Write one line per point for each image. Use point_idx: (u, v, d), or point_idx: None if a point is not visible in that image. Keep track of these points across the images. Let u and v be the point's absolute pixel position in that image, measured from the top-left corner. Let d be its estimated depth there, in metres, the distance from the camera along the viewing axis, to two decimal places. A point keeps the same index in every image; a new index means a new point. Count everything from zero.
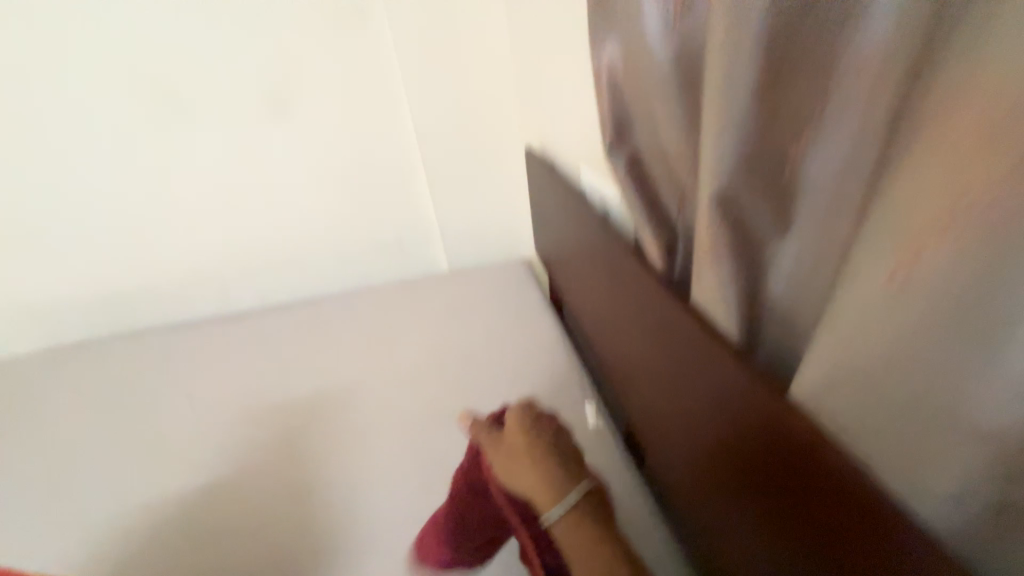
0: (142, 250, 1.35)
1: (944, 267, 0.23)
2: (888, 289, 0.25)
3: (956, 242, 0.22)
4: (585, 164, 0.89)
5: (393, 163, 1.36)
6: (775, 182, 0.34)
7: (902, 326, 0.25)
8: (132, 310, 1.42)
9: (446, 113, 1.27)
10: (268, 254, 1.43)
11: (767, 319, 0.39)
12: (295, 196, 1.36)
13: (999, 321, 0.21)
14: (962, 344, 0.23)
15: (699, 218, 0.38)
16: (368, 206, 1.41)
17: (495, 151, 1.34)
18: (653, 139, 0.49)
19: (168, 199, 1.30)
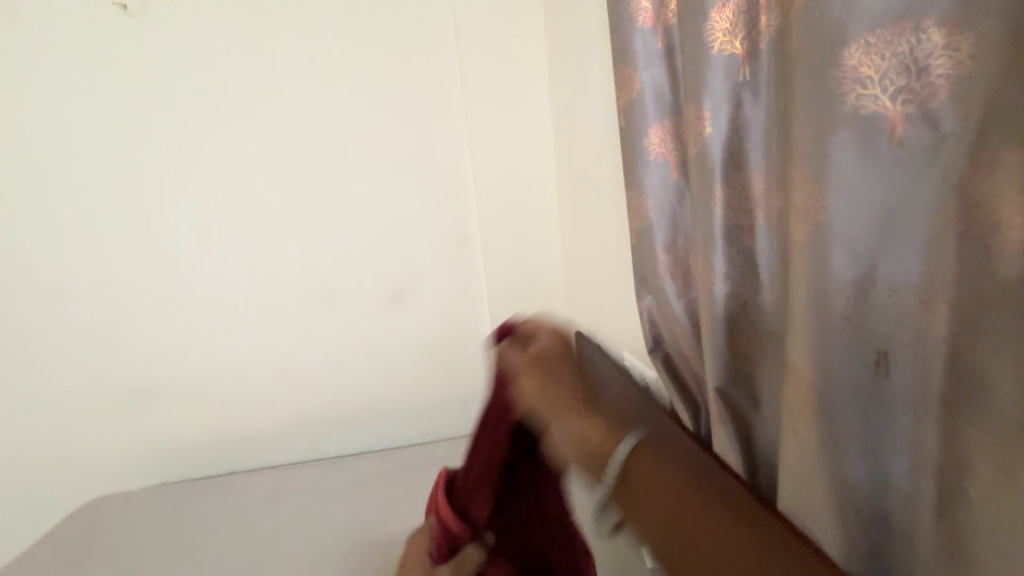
0: (262, 401, 1.68)
1: (807, 439, 0.48)
2: (793, 449, 0.49)
3: (809, 430, 0.47)
4: (625, 349, 1.23)
5: (468, 337, 1.75)
6: (748, 385, 0.64)
7: (805, 469, 0.48)
8: (236, 451, 1.69)
9: (513, 302, 1.70)
10: (358, 406, 1.73)
11: (761, 459, 0.66)
12: (390, 359, 1.72)
13: (839, 467, 0.45)
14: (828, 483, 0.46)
15: (711, 403, 0.67)
16: (442, 369, 1.76)
17: (549, 331, 1.73)
18: (677, 349, 0.81)
19: (294, 361, 1.67)
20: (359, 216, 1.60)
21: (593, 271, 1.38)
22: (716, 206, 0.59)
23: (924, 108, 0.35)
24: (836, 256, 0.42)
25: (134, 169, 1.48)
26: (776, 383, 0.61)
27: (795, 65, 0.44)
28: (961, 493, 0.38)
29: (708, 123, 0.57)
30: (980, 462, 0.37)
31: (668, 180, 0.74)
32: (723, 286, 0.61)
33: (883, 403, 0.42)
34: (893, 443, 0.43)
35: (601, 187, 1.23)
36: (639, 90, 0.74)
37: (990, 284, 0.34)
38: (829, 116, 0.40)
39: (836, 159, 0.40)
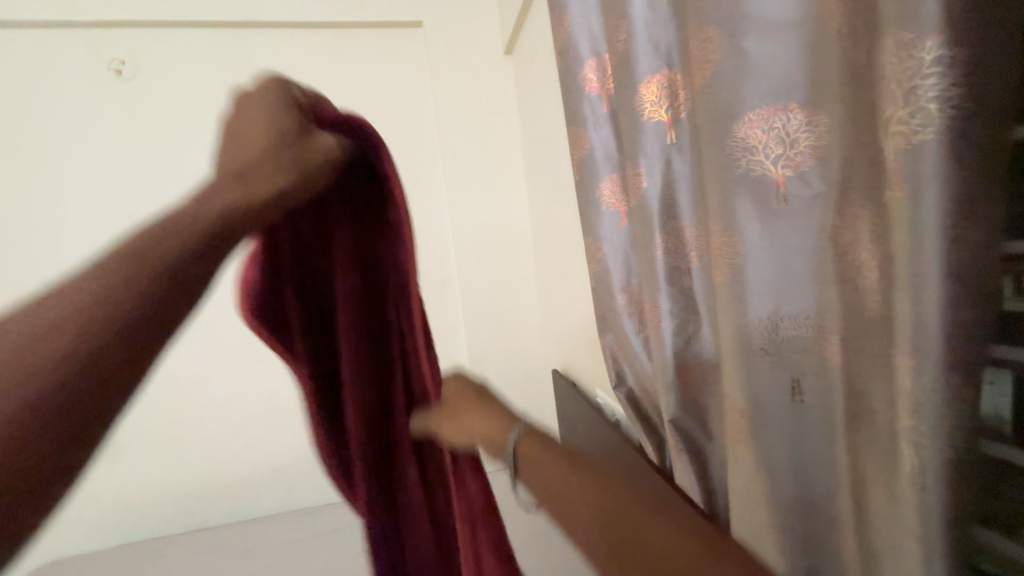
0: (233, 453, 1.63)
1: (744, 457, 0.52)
2: (735, 468, 0.54)
3: (746, 449, 0.52)
4: (598, 387, 1.26)
5: None
6: (699, 417, 0.68)
7: (746, 485, 0.53)
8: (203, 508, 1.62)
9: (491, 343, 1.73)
10: None
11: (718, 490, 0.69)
12: None
13: (773, 484, 0.49)
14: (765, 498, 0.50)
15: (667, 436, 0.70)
16: None
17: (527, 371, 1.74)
18: (638, 384, 0.84)
19: None
20: None
21: (565, 310, 1.43)
22: (657, 251, 0.66)
23: (799, 171, 0.42)
24: (752, 294, 0.48)
25: (119, 223, 1.52)
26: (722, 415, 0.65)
27: (701, 132, 0.51)
28: (868, 509, 0.42)
29: (643, 178, 0.65)
30: (874, 480, 0.41)
31: (621, 226, 0.81)
32: (669, 322, 0.66)
33: (801, 424, 0.47)
34: (814, 459, 0.47)
35: (569, 231, 1.31)
36: (589, 148, 0.83)
37: (863, 317, 0.40)
38: (729, 178, 0.47)
39: (741, 212, 0.47)
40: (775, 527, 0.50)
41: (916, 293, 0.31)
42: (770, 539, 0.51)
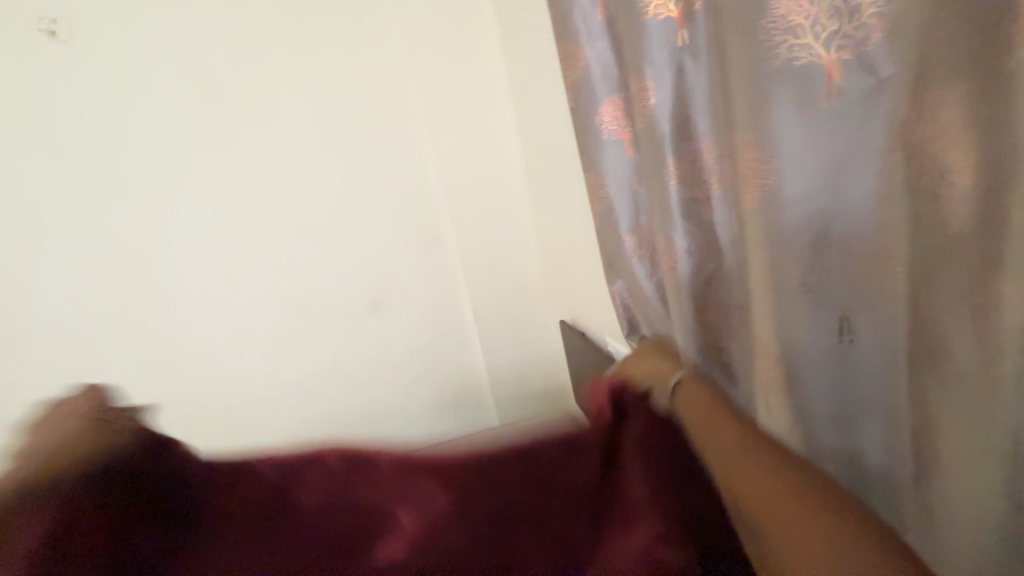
0: (242, 427, 1.61)
1: (780, 408, 0.47)
2: (768, 415, 0.48)
3: (781, 397, 0.46)
4: (609, 334, 1.19)
5: (456, 337, 1.68)
6: (721, 361, 0.61)
7: (785, 435, 0.48)
8: None
9: (496, 294, 1.64)
10: (346, 420, 1.67)
11: None
12: (375, 369, 1.64)
13: (817, 432, 0.45)
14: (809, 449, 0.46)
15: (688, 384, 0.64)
16: (429, 376, 1.69)
17: (535, 328, 1.67)
18: (653, 330, 0.77)
19: (274, 383, 1.60)
20: (327, 227, 1.54)
21: (571, 259, 1.33)
22: (671, 178, 0.56)
23: (859, 54, 0.33)
24: (790, 220, 0.39)
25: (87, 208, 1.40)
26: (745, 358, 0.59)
27: (723, 18, 0.40)
28: (931, 458, 0.37)
29: (651, 93, 0.54)
30: (943, 427, 0.35)
31: (626, 157, 0.70)
32: (686, 262, 0.58)
33: (845, 370, 0.41)
34: (862, 407, 0.42)
35: (569, 170, 1.19)
36: (584, 66, 0.71)
37: (943, 240, 0.32)
38: (761, 73, 0.37)
39: (777, 116, 0.37)
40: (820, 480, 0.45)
41: None
42: None
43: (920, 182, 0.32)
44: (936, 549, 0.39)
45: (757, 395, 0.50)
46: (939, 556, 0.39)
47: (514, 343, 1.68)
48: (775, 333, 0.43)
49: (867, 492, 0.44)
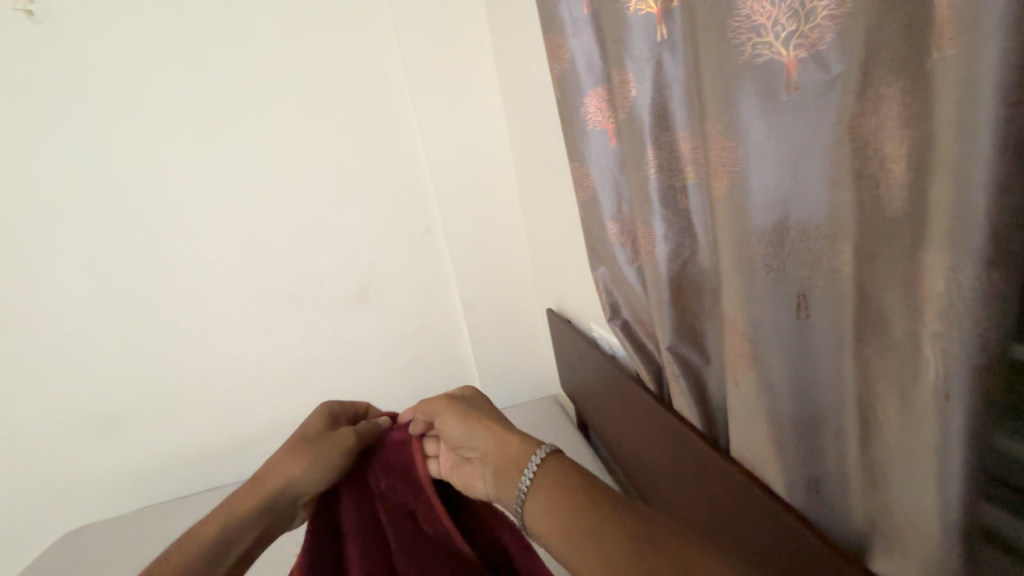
0: (231, 415, 1.62)
1: (744, 382, 0.50)
2: (734, 388, 0.52)
3: (746, 371, 0.50)
4: (594, 321, 1.23)
5: (445, 325, 1.70)
6: (695, 341, 0.65)
7: (748, 407, 0.51)
8: (215, 467, 1.63)
9: (484, 283, 1.66)
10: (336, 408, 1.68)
11: (717, 410, 0.68)
12: (364, 356, 1.66)
13: (775, 405, 0.48)
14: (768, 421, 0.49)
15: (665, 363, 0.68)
16: (418, 364, 1.70)
17: (523, 317, 1.71)
18: (634, 314, 0.80)
19: (263, 370, 1.61)
20: (316, 215, 1.54)
21: (558, 248, 1.37)
22: (650, 168, 0.59)
23: (815, 53, 0.36)
24: (756, 206, 0.43)
25: (71, 194, 1.39)
26: (717, 337, 0.63)
27: (697, 17, 0.43)
28: (875, 423, 0.40)
29: (631, 86, 0.57)
30: (885, 394, 0.39)
31: (609, 148, 0.73)
32: (663, 248, 0.61)
33: (802, 345, 0.45)
34: (817, 380, 0.46)
35: (556, 161, 1.22)
36: (570, 58, 0.73)
37: (884, 222, 0.36)
38: (730, 69, 0.40)
39: (743, 108, 0.41)
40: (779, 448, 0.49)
41: (961, 180, 0.28)
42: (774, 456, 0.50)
43: (865, 173, 0.36)
44: (877, 509, 0.42)
45: (726, 369, 0.53)
46: (880, 516, 0.42)
47: (502, 331, 1.71)
48: (744, 311, 0.47)
49: (819, 462, 0.47)
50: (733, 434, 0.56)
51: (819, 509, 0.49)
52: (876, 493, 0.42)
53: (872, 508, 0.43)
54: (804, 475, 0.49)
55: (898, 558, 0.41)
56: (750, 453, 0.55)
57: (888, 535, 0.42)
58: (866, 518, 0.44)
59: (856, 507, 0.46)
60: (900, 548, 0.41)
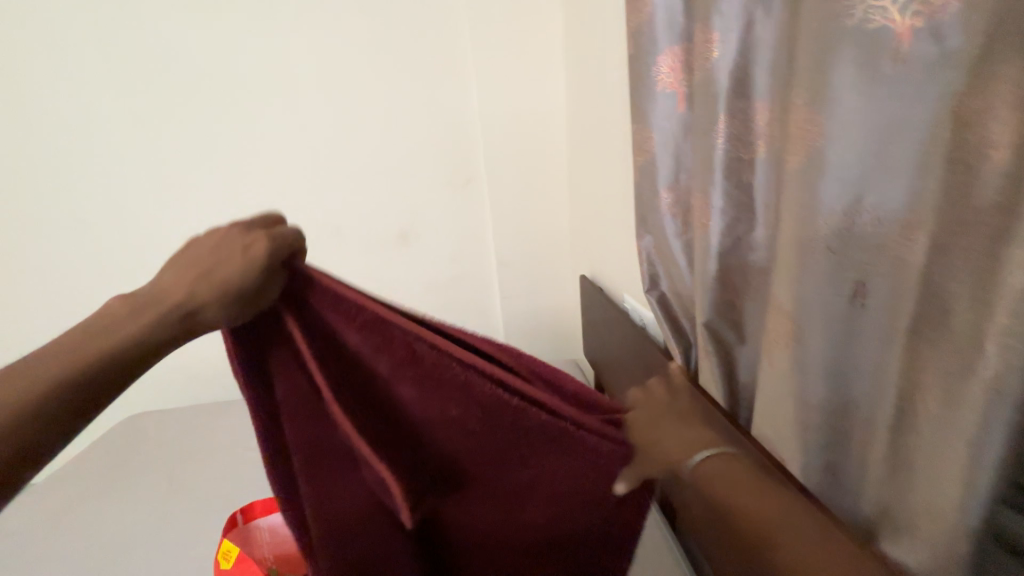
0: None
1: (779, 362, 0.51)
2: (768, 366, 0.53)
3: (783, 350, 0.50)
4: (627, 291, 1.23)
5: (477, 278, 1.73)
6: (734, 319, 0.65)
7: (778, 386, 0.52)
8: None
9: (520, 240, 1.67)
10: None
11: (743, 390, 0.69)
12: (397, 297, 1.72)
13: (807, 388, 0.48)
14: (795, 401, 0.50)
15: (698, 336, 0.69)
16: (447, 312, 1.75)
17: (554, 279, 1.72)
18: (673, 287, 0.80)
19: None
20: (366, 152, 1.56)
21: (601, 213, 1.35)
22: (719, 135, 0.57)
23: (932, 22, 0.33)
24: (827, 185, 0.42)
25: (144, 107, 1.46)
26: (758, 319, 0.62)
27: None
28: (910, 416, 0.41)
29: (716, 46, 0.55)
30: (928, 385, 0.39)
31: (677, 112, 0.71)
32: (719, 221, 0.60)
33: (847, 333, 0.45)
34: (854, 368, 0.46)
35: (615, 123, 1.18)
36: (650, 12, 0.70)
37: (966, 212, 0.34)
38: (832, 35, 0.39)
39: (838, 78, 0.39)
40: (802, 430, 0.50)
41: None
42: (795, 438, 0.51)
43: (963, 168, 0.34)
44: (891, 499, 0.43)
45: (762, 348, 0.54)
46: (893, 506, 0.43)
47: (532, 291, 1.73)
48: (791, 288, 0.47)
49: (842, 446, 0.48)
50: (757, 413, 0.57)
51: (830, 493, 0.50)
52: (893, 483, 0.43)
53: (885, 498, 0.44)
54: (823, 458, 0.49)
55: (900, 546, 0.43)
56: (771, 433, 0.56)
57: (900, 521, 0.43)
58: (875, 506, 0.45)
59: (867, 496, 0.47)
60: (907, 536, 0.42)
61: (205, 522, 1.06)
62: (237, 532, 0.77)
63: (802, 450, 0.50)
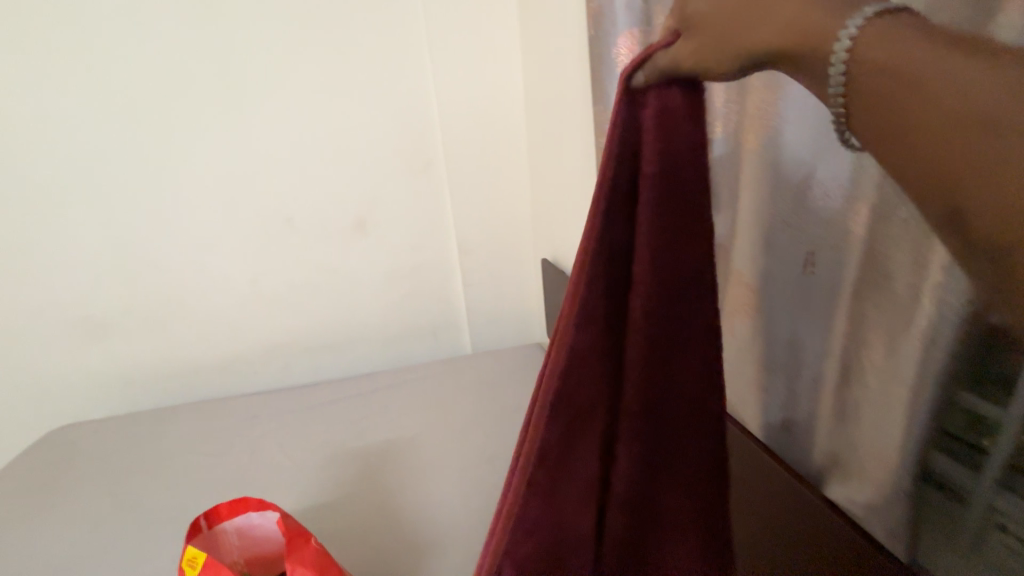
0: (215, 330, 1.60)
1: (741, 329, 0.56)
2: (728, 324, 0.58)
3: (744, 316, 0.55)
4: None
5: (440, 264, 1.70)
6: None
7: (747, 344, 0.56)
8: (198, 381, 1.63)
9: (482, 224, 1.66)
10: (326, 334, 1.68)
11: None
12: (359, 288, 1.65)
13: (763, 343, 0.54)
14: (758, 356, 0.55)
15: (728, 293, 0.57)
16: (410, 300, 1.71)
17: (517, 262, 1.73)
18: None
19: (250, 291, 1.58)
20: (318, 135, 1.48)
21: (562, 195, 1.37)
22: None
23: None
24: (793, 134, 0.46)
25: (56, 84, 1.30)
26: None
27: None
28: (856, 372, 0.45)
29: None
30: (873, 341, 0.43)
31: None
32: None
33: (798, 292, 0.50)
34: (803, 330, 0.50)
35: (574, 107, 1.19)
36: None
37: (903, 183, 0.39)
38: None
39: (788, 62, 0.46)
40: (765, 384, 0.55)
41: None
42: (755, 394, 0.56)
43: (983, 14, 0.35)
44: (837, 442, 0.49)
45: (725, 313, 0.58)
46: (843, 449, 0.48)
47: (496, 276, 1.73)
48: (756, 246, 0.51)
49: (795, 401, 0.52)
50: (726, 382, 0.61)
51: (783, 446, 0.55)
52: (836, 428, 0.48)
53: (833, 444, 0.49)
54: (782, 416, 0.54)
55: (852, 487, 0.47)
56: (738, 398, 0.59)
57: (848, 464, 0.48)
58: (826, 456, 0.50)
59: (817, 449, 0.51)
60: (857, 477, 0.46)
61: (160, 533, 0.99)
62: (201, 539, 0.73)
63: (766, 409, 0.55)
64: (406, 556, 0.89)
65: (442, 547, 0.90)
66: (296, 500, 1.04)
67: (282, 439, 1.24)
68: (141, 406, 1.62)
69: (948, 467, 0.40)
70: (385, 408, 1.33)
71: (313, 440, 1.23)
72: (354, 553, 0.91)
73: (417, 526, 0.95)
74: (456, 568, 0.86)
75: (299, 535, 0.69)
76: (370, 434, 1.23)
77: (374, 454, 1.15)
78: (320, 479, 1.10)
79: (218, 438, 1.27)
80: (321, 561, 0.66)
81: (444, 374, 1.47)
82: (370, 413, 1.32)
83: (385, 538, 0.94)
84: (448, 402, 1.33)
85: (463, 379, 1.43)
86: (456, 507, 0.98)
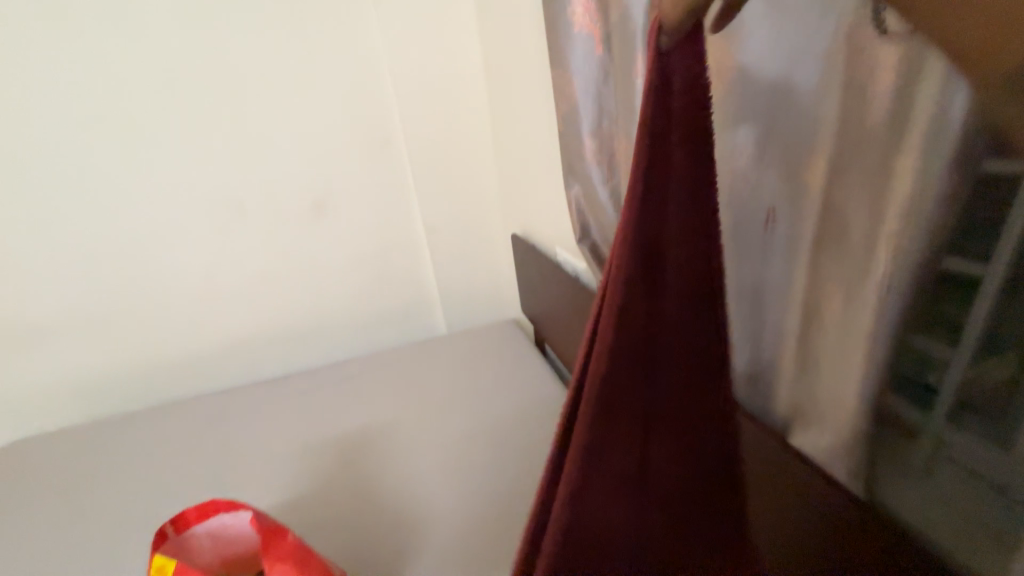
0: (169, 328, 1.50)
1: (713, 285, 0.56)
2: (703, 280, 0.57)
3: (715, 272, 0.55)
4: (558, 245, 1.25)
5: (406, 245, 1.64)
6: None
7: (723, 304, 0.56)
8: (155, 382, 1.54)
9: (447, 201, 1.61)
10: (291, 325, 1.61)
11: None
12: (323, 273, 1.59)
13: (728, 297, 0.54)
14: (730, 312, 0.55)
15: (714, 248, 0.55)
16: (379, 284, 1.66)
17: (486, 238, 1.69)
18: (605, 237, 0.80)
19: (204, 284, 1.49)
20: (261, 113, 1.37)
21: (527, 167, 1.33)
22: (638, 78, 0.57)
23: None
24: (760, 71, 0.45)
25: None
26: None
27: None
28: (816, 322, 0.46)
29: None
30: (831, 291, 0.44)
31: (595, 55, 0.69)
32: None
33: (762, 245, 0.50)
34: (765, 283, 0.51)
35: (534, 73, 1.14)
36: None
37: (861, 131, 0.39)
38: None
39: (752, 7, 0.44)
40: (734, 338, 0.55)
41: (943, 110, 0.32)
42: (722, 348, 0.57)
43: None
44: (798, 391, 0.50)
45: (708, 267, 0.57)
46: (804, 397, 0.50)
47: (465, 253, 1.69)
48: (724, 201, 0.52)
49: (760, 352, 0.54)
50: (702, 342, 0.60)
51: (751, 399, 0.56)
52: (799, 377, 0.50)
53: (795, 393, 0.50)
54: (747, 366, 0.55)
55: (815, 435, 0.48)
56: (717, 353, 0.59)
57: (810, 411, 0.49)
58: (789, 404, 0.52)
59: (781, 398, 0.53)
60: (819, 423, 0.48)
61: (127, 541, 0.94)
62: (168, 546, 0.70)
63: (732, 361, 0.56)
64: (389, 537, 0.90)
65: (425, 524, 0.91)
66: (271, 494, 1.02)
67: (252, 435, 1.20)
68: (95, 413, 1.52)
69: (903, 411, 0.41)
70: (359, 395, 1.30)
71: (285, 432, 1.19)
72: (337, 539, 0.91)
73: (399, 507, 0.95)
74: (440, 544, 0.87)
75: (274, 531, 0.68)
76: (345, 422, 1.20)
77: (351, 440, 1.14)
78: (295, 471, 1.07)
79: (183, 439, 1.21)
80: (297, 553, 0.65)
81: (418, 356, 1.45)
82: (343, 401, 1.29)
83: (366, 522, 0.94)
84: (423, 384, 1.32)
85: (438, 360, 1.42)
86: (438, 487, 0.99)
